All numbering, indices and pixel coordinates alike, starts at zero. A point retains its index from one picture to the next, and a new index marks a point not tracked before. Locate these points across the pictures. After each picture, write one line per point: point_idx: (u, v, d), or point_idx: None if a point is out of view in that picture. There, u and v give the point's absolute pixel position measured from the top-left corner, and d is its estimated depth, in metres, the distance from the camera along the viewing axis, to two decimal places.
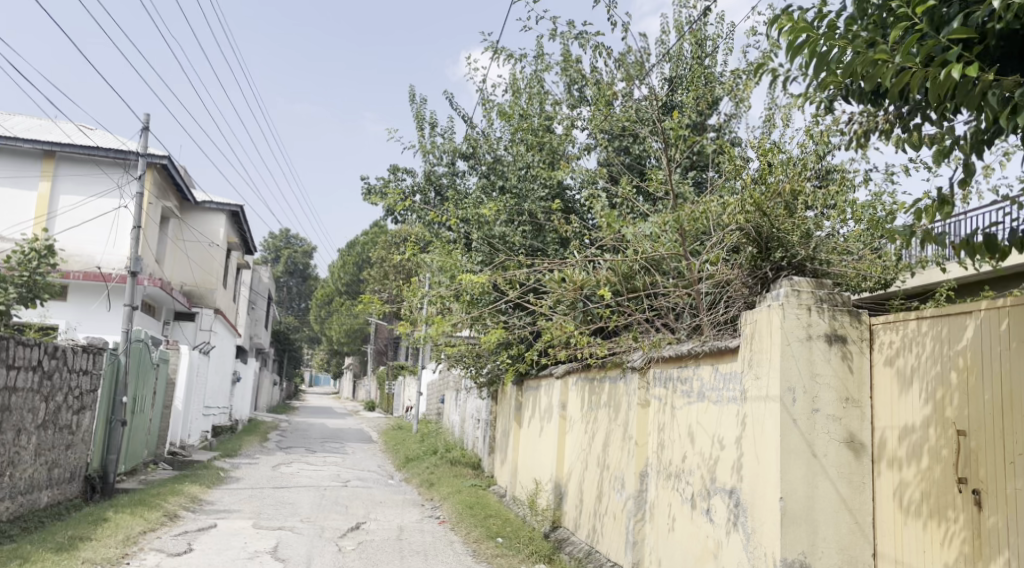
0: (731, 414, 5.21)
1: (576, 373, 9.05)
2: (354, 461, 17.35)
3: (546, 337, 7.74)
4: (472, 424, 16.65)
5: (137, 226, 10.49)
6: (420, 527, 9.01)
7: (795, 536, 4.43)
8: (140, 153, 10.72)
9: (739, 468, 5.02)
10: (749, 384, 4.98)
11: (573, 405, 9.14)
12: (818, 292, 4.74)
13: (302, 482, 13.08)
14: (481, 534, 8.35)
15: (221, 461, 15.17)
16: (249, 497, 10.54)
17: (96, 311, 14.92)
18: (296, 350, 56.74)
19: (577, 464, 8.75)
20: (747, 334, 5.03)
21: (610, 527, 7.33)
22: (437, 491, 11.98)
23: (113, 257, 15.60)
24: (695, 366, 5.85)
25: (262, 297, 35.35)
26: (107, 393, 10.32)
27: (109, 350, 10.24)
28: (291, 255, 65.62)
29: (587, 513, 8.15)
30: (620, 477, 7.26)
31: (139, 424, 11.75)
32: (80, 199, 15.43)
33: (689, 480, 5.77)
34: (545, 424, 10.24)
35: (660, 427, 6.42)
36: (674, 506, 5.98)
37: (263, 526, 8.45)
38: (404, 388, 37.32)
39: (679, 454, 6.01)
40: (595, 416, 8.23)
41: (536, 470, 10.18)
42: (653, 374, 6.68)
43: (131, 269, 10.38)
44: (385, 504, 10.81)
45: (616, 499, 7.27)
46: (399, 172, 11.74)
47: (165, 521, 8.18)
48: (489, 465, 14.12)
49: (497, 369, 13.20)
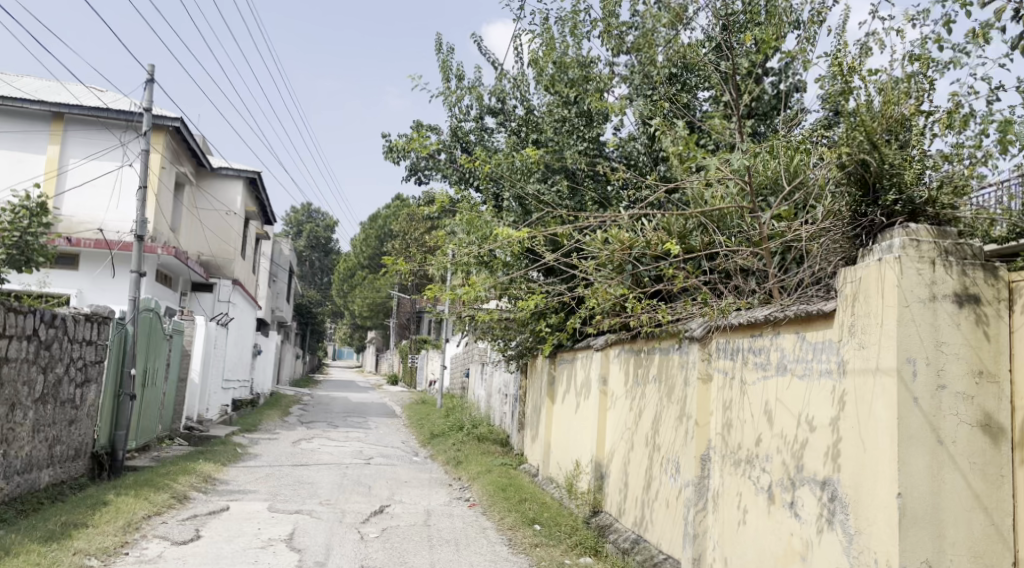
0: (823, 391, 4.36)
1: (620, 345, 8.21)
2: (376, 437, 16.73)
3: (591, 303, 6.90)
4: (500, 400, 15.93)
5: (144, 187, 9.77)
6: (449, 511, 8.28)
7: (916, 540, 3.61)
8: (145, 109, 9.96)
9: (837, 455, 4.18)
10: (849, 355, 4.12)
11: (615, 380, 8.31)
12: (942, 243, 3.87)
13: (323, 459, 12.44)
14: (517, 520, 7.60)
15: (239, 436, 14.58)
16: (265, 476, 9.88)
17: (102, 277, 14.33)
18: (318, 324, 56.49)
19: (620, 443, 7.96)
20: (848, 295, 4.16)
21: (661, 515, 6.54)
22: (465, 469, 11.27)
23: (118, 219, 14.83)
24: (773, 335, 4.99)
25: (283, 269, 34.81)
26: (115, 365, 9.68)
27: (116, 320, 9.59)
28: (313, 229, 65.16)
29: (634, 498, 7.35)
30: (674, 460, 6.45)
31: (150, 399, 11.14)
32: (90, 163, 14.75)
33: (764, 466, 4.95)
34: (582, 400, 9.45)
35: (726, 405, 5.60)
36: (745, 496, 5.17)
37: (279, 510, 7.78)
38: (427, 362, 36.77)
39: (751, 436, 5.18)
40: (642, 392, 7.40)
41: (572, 450, 9.40)
42: (716, 344, 5.83)
43: (138, 234, 9.69)
44: (410, 485, 10.11)
45: (670, 484, 6.47)
46: (424, 129, 10.90)
47: (173, 504, 7.53)
48: (518, 442, 13.40)
49: (527, 342, 12.43)
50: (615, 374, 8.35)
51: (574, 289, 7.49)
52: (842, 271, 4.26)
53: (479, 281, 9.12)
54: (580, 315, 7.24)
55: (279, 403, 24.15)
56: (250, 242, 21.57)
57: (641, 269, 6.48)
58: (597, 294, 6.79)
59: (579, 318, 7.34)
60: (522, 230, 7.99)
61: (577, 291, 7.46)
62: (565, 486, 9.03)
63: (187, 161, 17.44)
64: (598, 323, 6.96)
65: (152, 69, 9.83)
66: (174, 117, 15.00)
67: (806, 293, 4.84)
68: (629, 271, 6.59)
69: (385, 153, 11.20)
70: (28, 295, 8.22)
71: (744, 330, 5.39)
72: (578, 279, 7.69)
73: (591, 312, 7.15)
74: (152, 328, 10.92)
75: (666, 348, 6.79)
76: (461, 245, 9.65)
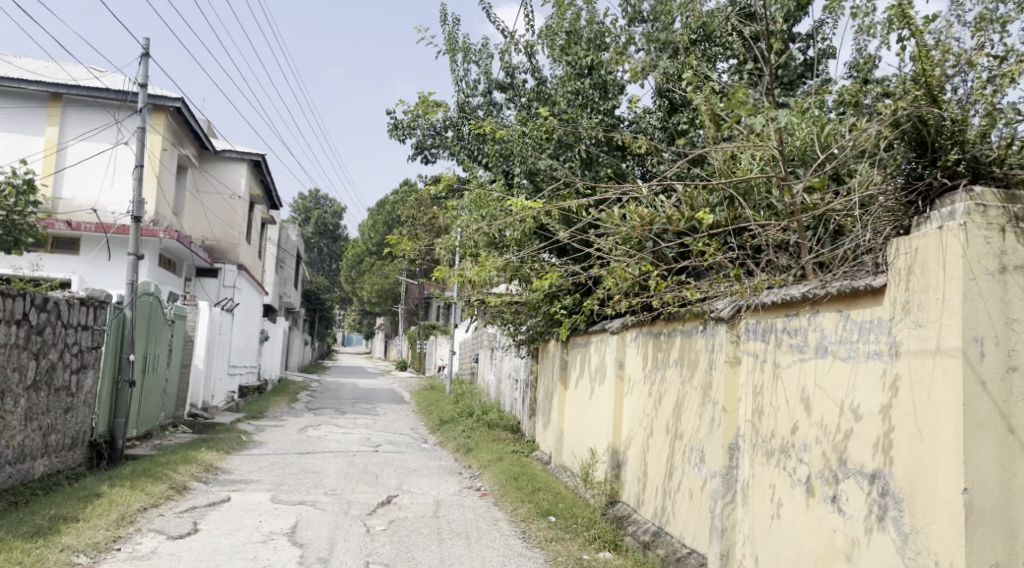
0: (871, 375, 3.96)
1: (637, 328, 7.81)
2: (385, 423, 16.42)
3: (607, 282, 6.48)
4: (510, 385, 15.57)
5: (140, 166, 9.38)
6: (459, 501, 7.94)
7: (985, 541, 3.24)
8: (140, 84, 9.55)
9: (887, 445, 3.78)
10: (903, 335, 3.71)
11: (632, 364, 7.92)
12: (1010, 209, 3.47)
13: (329, 446, 12.13)
14: (531, 512, 7.23)
15: (245, 423, 14.29)
16: (269, 465, 9.56)
17: (96, 259, 14.06)
18: (326, 311, 56.30)
19: (637, 431, 7.59)
20: (902, 269, 3.74)
21: (685, 506, 6.18)
22: (476, 457, 10.92)
23: (114, 199, 14.53)
24: (810, 315, 4.58)
25: (290, 255, 34.46)
26: (113, 351, 9.35)
27: (114, 304, 9.24)
28: (321, 215, 64.80)
29: (653, 487, 6.98)
30: (697, 448, 6.07)
31: (152, 385, 10.83)
32: (89, 144, 14.40)
33: (801, 456, 4.57)
34: (596, 385, 9.08)
35: (757, 390, 5.20)
36: (779, 488, 4.79)
37: (282, 501, 7.44)
38: (436, 348, 36.49)
39: (786, 424, 4.79)
40: (662, 376, 7.01)
41: (587, 437, 9.03)
42: (744, 325, 5.42)
43: (135, 214, 9.33)
44: (418, 474, 9.77)
45: (693, 474, 6.10)
46: (430, 104, 10.48)
47: (171, 495, 7.20)
48: (530, 429, 13.05)
49: (538, 325, 12.06)
50: (632, 358, 7.95)
51: (590, 269, 7.08)
52: (893, 242, 3.84)
53: (489, 261, 8.73)
54: (597, 297, 6.83)
55: (286, 389, 23.89)
56: (255, 226, 21.23)
57: (663, 245, 6.07)
58: (615, 274, 6.38)
59: (595, 300, 6.93)
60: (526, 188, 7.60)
61: (593, 272, 7.04)
62: (580, 474, 8.67)
63: (189, 144, 17.09)
64: (616, 305, 6.55)
65: (146, 43, 9.42)
66: (174, 97, 14.63)
67: (847, 268, 4.44)
68: (649, 248, 6.19)
69: (389, 130, 10.79)
70: (19, 278, 7.88)
71: (777, 309, 4.99)
72: (594, 259, 7.28)
73: (609, 293, 6.74)
74: (152, 313, 10.59)
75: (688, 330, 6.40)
76: (470, 223, 9.24)
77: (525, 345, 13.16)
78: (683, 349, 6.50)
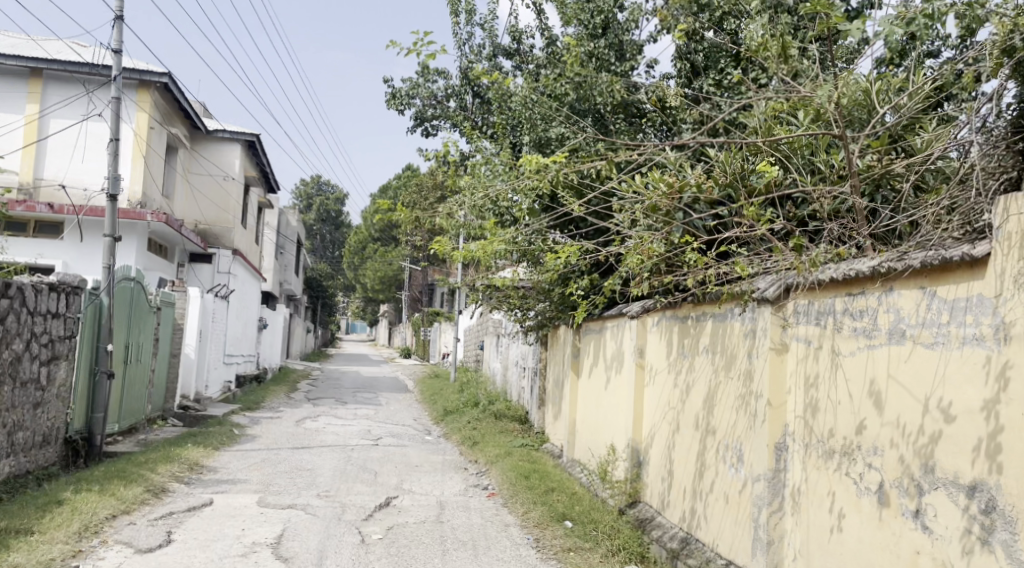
0: (967, 365, 3.22)
1: (660, 312, 7.08)
2: (387, 414, 15.75)
3: (629, 259, 5.76)
4: (517, 373, 14.89)
5: (115, 139, 8.63)
6: (465, 502, 7.24)
7: None
8: (112, 50, 8.79)
9: (993, 452, 3.06)
10: (1016, 314, 2.97)
11: (654, 352, 7.19)
12: None
13: (327, 440, 11.46)
14: (545, 516, 6.53)
15: (239, 415, 13.63)
16: (260, 462, 8.88)
17: (65, 242, 13.34)
18: (329, 298, 55.68)
19: (661, 425, 6.89)
20: (1016, 232, 3.01)
21: (719, 512, 5.48)
22: (482, 451, 10.24)
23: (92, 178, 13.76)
24: (882, 294, 3.84)
25: (290, 241, 33.75)
26: (89, 341, 8.65)
27: (89, 290, 8.53)
28: (323, 201, 63.98)
29: (680, 489, 6.29)
30: (733, 447, 5.37)
31: (136, 376, 10.16)
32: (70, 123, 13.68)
33: (870, 461, 3.84)
34: (613, 374, 8.38)
35: (809, 382, 4.47)
36: (840, 498, 4.07)
37: (270, 504, 6.75)
38: (440, 335, 35.83)
39: (849, 422, 4.06)
40: (690, 365, 6.29)
41: (603, 430, 8.34)
42: (793, 307, 4.70)
43: (110, 192, 8.60)
44: (420, 470, 9.09)
45: (729, 476, 5.39)
46: (430, 73, 9.74)
47: (145, 499, 6.51)
48: (539, 419, 12.36)
49: (547, 310, 11.37)
50: (653, 345, 7.24)
51: (609, 245, 6.33)
52: (1002, 199, 3.11)
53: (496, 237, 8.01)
54: (618, 276, 6.08)
55: (286, 378, 23.26)
56: (251, 210, 20.53)
57: (695, 216, 5.32)
58: (640, 250, 5.62)
59: (616, 280, 6.19)
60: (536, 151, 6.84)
61: (612, 249, 6.30)
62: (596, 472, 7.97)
63: (179, 123, 16.34)
64: (640, 285, 5.81)
65: (120, 6, 8.67)
66: (160, 72, 13.88)
67: (928, 237, 3.70)
68: (678, 220, 5.43)
69: (387, 102, 10.05)
70: None
71: (836, 287, 4.25)
72: (612, 234, 6.55)
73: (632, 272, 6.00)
74: (133, 299, 9.88)
75: (722, 312, 5.68)
76: (474, 198, 8.50)
77: (534, 332, 12.43)
78: (718, 334, 5.77)
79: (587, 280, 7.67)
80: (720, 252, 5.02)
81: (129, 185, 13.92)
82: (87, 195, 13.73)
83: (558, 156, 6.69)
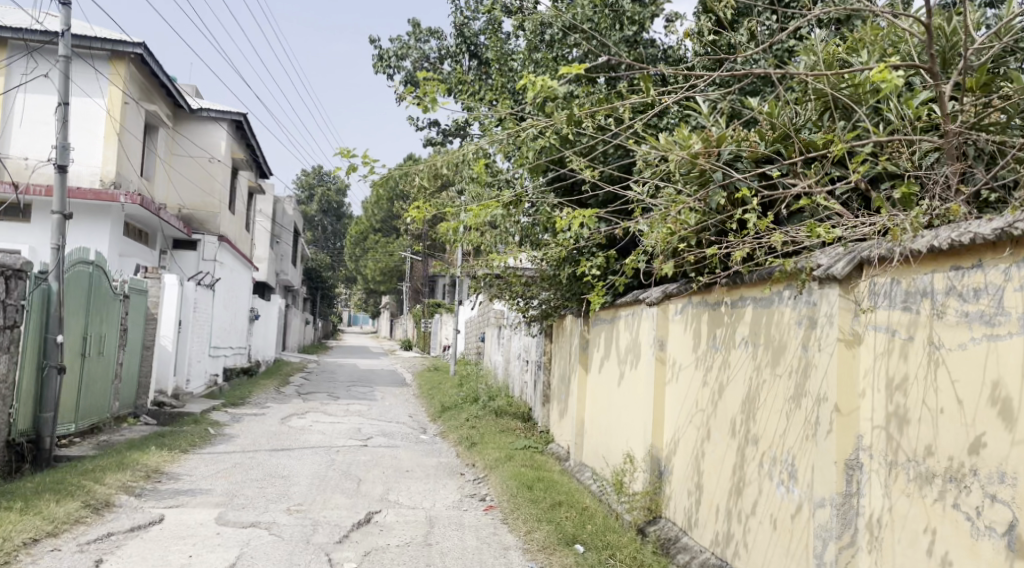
0: None
1: (685, 297, 6.10)
2: (381, 410, 14.79)
3: (656, 229, 4.73)
4: (519, 366, 13.94)
5: (63, 103, 7.59)
6: (459, 519, 6.23)
7: None
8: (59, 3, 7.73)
9: None
10: None
11: (678, 343, 6.20)
12: None
13: (312, 439, 10.49)
14: (552, 538, 5.52)
15: (220, 412, 12.65)
16: (230, 468, 7.91)
17: (13, 219, 12.32)
18: (330, 290, 54.88)
19: (687, 429, 5.89)
20: None
21: (768, 539, 4.49)
22: (481, 454, 9.25)
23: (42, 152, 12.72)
24: (1014, 265, 2.83)
25: (287, 232, 32.71)
26: (36, 332, 7.61)
27: (35, 274, 7.50)
28: (325, 191, 63.10)
29: (712, 506, 5.31)
30: (784, 459, 4.39)
31: (97, 371, 9.16)
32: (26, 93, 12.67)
33: (993, 492, 2.85)
34: (628, 368, 7.40)
35: (893, 384, 3.48)
36: (945, 536, 3.07)
37: (228, 522, 5.78)
38: (441, 327, 34.94)
39: (957, 439, 3.06)
40: (725, 358, 5.29)
41: (616, 433, 7.38)
42: (870, 288, 3.69)
43: (58, 163, 7.58)
44: (411, 476, 8.10)
45: (779, 495, 4.42)
46: (421, 33, 8.73)
47: (80, 517, 5.53)
48: (543, 418, 11.37)
49: (553, 298, 10.42)
50: (676, 335, 6.25)
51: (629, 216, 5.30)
52: None
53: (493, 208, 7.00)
54: (642, 253, 5.08)
55: (279, 371, 22.33)
56: (240, 195, 19.52)
57: (740, 175, 4.30)
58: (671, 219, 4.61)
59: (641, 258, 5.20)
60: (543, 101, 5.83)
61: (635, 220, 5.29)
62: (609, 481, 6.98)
63: (159, 100, 15.33)
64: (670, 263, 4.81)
65: None
66: (135, 42, 12.89)
67: None
68: (719, 181, 4.42)
69: (373, 65, 9.05)
70: None
71: (936, 260, 3.24)
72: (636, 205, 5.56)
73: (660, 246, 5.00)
74: (90, 285, 8.83)
75: (769, 293, 4.68)
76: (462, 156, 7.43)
77: (538, 322, 11.46)
78: (763, 321, 4.77)
79: (602, 260, 6.67)
80: (776, 220, 4.01)
81: (102, 165, 12.95)
82: (29, 165, 12.65)
83: (572, 110, 5.67)
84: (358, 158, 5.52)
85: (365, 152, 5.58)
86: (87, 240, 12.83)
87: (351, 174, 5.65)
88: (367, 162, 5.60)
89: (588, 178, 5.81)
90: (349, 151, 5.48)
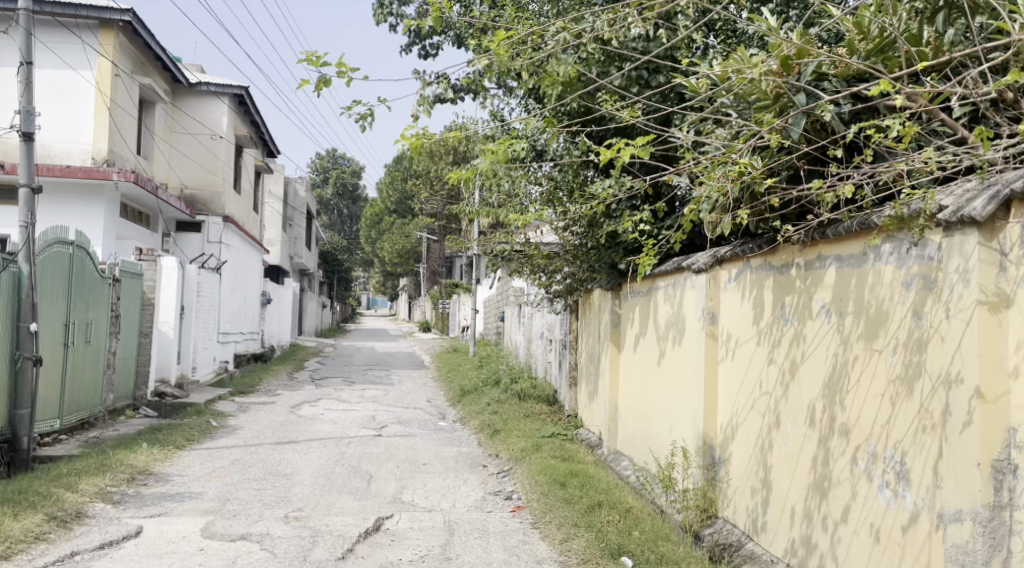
0: None
1: (741, 261, 5.20)
2: (396, 395, 14.01)
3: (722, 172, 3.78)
4: (542, 345, 13.08)
5: (26, 62, 6.75)
6: (483, 524, 5.38)
7: None
8: None
9: None
10: None
11: (733, 315, 5.29)
12: None
13: (322, 430, 9.70)
14: (593, 549, 4.65)
15: (226, 402, 11.91)
16: (227, 466, 7.11)
17: None
18: (346, 273, 54.28)
19: (748, 414, 4.99)
20: None
21: (869, 554, 3.60)
22: (504, 443, 8.41)
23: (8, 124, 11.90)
24: None
25: (300, 214, 31.94)
26: (6, 320, 6.81)
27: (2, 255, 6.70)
28: (340, 174, 62.34)
29: (785, 510, 4.42)
30: (888, 456, 3.49)
31: (83, 362, 8.37)
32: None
33: None
34: (669, 345, 6.50)
35: None
36: None
37: (215, 534, 4.97)
38: (459, 307, 34.20)
39: None
40: (800, 331, 4.37)
41: (658, 420, 6.50)
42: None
43: (23, 132, 6.76)
44: (428, 471, 7.28)
45: (883, 503, 3.52)
46: None
47: (40, 534, 4.74)
48: (570, 401, 10.51)
49: (578, 270, 9.51)
50: (730, 307, 5.35)
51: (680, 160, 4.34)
52: None
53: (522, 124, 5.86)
54: (702, 202, 4.16)
55: (294, 356, 21.65)
56: (245, 173, 18.67)
57: (836, 95, 3.36)
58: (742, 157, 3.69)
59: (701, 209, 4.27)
60: (563, 18, 4.89)
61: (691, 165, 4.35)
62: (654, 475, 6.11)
63: (155, 74, 14.55)
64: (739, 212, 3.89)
65: None
66: (123, 8, 12.07)
67: None
68: (805, 106, 3.48)
69: (375, 14, 8.11)
70: None
71: None
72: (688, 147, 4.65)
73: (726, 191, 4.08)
74: (70, 269, 8.01)
75: (861, 248, 3.76)
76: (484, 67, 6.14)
77: (562, 298, 10.56)
78: (852, 285, 3.85)
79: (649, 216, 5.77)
80: (914, 132, 3.06)
81: (94, 141, 12.15)
82: None
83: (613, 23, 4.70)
84: (328, 65, 4.74)
85: (339, 60, 4.79)
86: (80, 222, 12.09)
87: (321, 89, 4.84)
88: (341, 71, 4.78)
89: (630, 116, 4.90)
90: (315, 58, 4.72)
